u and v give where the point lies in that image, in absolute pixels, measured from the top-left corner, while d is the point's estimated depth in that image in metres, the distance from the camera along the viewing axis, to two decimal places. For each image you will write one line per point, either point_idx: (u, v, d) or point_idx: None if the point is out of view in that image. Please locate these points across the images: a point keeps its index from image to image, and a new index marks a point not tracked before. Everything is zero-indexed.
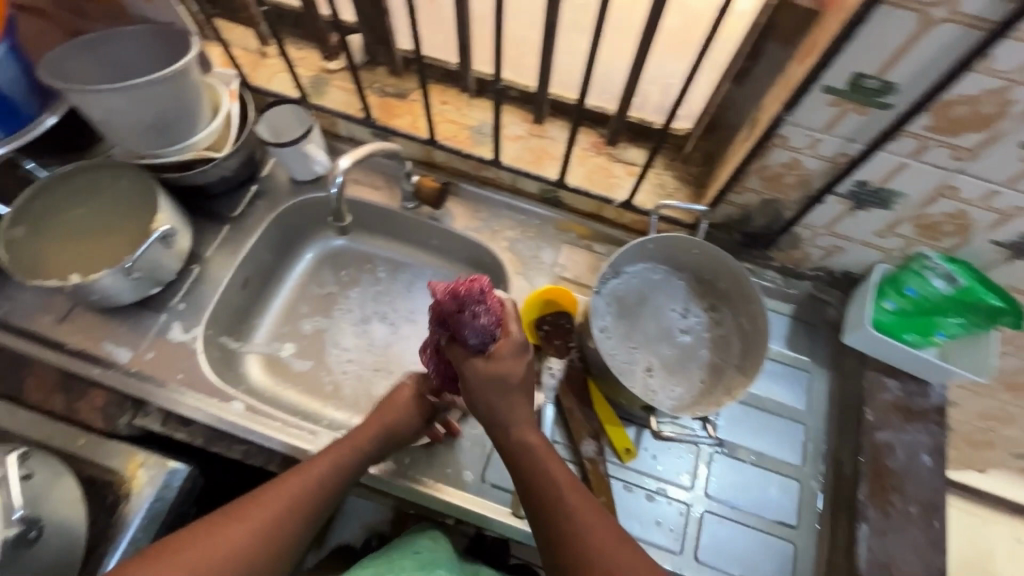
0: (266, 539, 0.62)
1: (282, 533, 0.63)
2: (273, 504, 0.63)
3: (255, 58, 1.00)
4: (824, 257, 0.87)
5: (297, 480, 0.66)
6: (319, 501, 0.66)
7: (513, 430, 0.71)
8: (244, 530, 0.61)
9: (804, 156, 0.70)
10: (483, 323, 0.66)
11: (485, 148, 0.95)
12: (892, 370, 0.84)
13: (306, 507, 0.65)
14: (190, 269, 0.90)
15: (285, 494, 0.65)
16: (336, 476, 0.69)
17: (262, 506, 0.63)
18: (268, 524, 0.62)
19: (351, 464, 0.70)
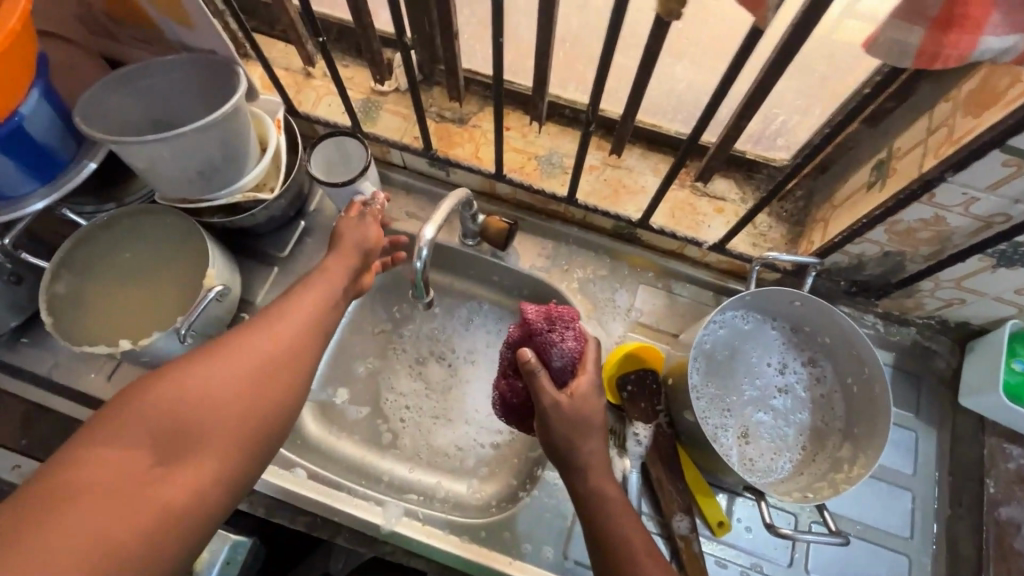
0: (277, 365, 0.56)
1: (290, 354, 0.57)
2: (276, 330, 0.58)
3: (300, 78, 0.91)
4: (941, 308, 0.78)
5: (290, 312, 0.61)
6: (317, 332, 0.61)
7: (592, 478, 0.62)
8: (251, 351, 0.55)
9: (951, 213, 0.60)
10: (564, 347, 0.67)
11: (555, 180, 0.86)
12: (1013, 434, 0.77)
13: (307, 330, 0.60)
14: (239, 318, 0.84)
15: (283, 321, 0.59)
16: (323, 302, 0.64)
17: (266, 330, 0.58)
18: (275, 344, 0.57)
19: (335, 293, 0.66)
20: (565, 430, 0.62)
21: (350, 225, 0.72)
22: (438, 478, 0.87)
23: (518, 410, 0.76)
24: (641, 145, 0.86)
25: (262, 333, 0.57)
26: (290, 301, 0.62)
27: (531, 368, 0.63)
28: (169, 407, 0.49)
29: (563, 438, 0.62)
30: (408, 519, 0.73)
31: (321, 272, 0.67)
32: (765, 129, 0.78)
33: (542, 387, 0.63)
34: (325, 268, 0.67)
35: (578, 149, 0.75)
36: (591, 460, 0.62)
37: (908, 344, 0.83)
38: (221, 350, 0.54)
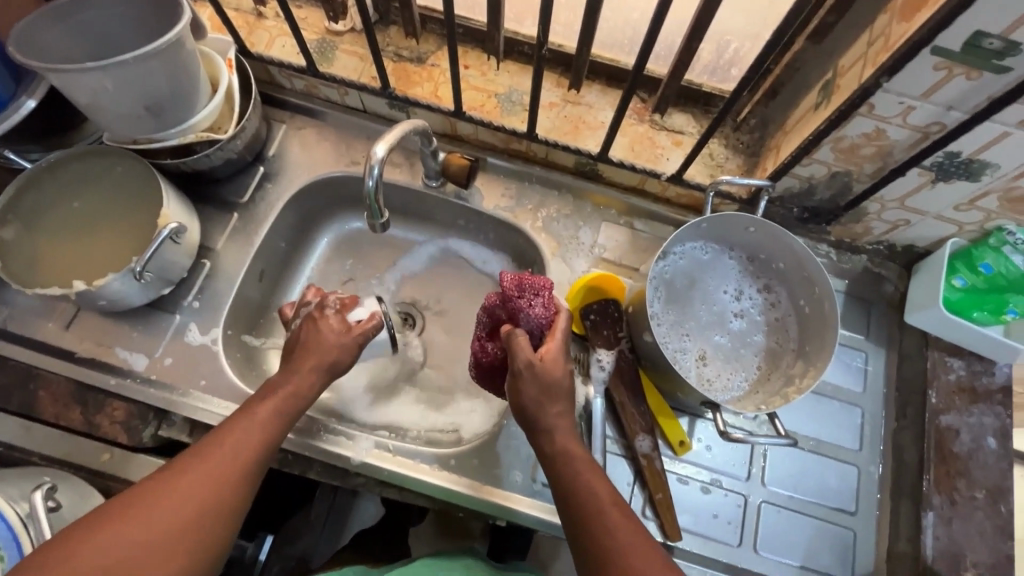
0: (214, 505, 0.55)
1: (230, 492, 0.56)
2: (218, 464, 0.56)
3: (251, 19, 0.88)
4: (888, 231, 0.81)
5: (237, 435, 0.58)
6: (265, 457, 0.59)
7: (558, 439, 0.62)
8: (184, 497, 0.53)
9: (890, 125, 0.62)
10: (537, 313, 0.66)
11: (516, 118, 0.85)
12: (956, 349, 0.80)
13: (253, 461, 0.58)
14: (200, 264, 0.83)
15: (226, 451, 0.57)
16: (277, 422, 0.61)
17: (209, 463, 0.56)
18: (213, 482, 0.55)
19: (295, 409, 0.64)
20: (538, 393, 0.62)
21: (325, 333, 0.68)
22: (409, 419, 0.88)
23: (490, 373, 0.75)
24: (600, 81, 0.86)
25: (203, 466, 0.55)
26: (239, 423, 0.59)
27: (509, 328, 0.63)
28: (97, 561, 0.49)
29: (533, 399, 0.62)
30: (377, 451, 0.74)
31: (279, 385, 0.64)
32: (719, 59, 0.78)
33: (518, 348, 0.62)
34: (286, 382, 0.64)
35: (535, 80, 0.75)
36: (555, 424, 0.62)
37: (860, 271, 0.86)
38: (159, 490, 0.53)
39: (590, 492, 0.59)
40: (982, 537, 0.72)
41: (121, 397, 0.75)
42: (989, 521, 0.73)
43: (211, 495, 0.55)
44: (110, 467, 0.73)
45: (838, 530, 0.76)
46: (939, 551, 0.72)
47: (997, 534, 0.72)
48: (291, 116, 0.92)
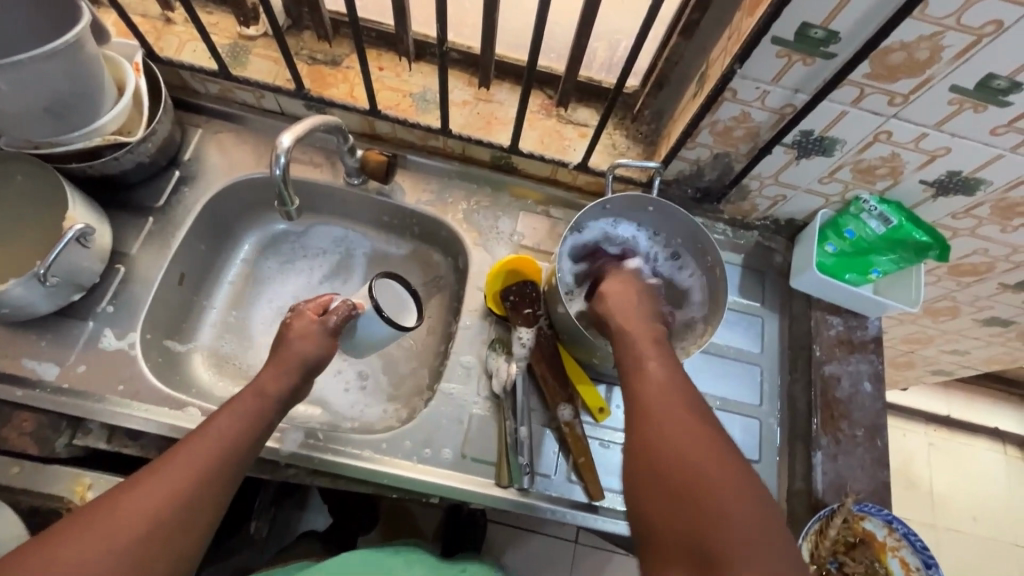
0: (189, 505, 0.56)
1: (195, 495, 0.57)
2: (183, 468, 0.57)
3: (159, 25, 0.88)
4: (771, 207, 0.90)
5: (203, 441, 0.60)
6: (230, 461, 0.61)
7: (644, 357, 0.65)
8: (147, 500, 0.54)
9: (753, 108, 0.71)
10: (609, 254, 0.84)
11: (431, 116, 0.89)
12: (835, 308, 0.91)
13: (218, 465, 0.59)
14: (114, 270, 0.81)
15: (206, 446, 0.60)
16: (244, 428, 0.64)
17: (176, 468, 0.57)
18: (191, 476, 0.57)
19: (261, 413, 0.66)
20: (621, 306, 0.72)
21: (302, 325, 0.75)
22: (340, 412, 0.90)
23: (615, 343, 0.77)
24: (509, 80, 0.92)
25: (169, 471, 0.57)
26: (206, 430, 0.61)
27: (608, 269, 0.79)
28: (54, 571, 0.49)
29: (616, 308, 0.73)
30: (309, 441, 0.76)
31: (247, 394, 0.67)
32: (612, 56, 0.86)
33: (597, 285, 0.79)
34: (253, 388, 0.68)
35: (443, 77, 0.79)
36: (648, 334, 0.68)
37: (752, 245, 0.96)
38: (125, 497, 0.54)
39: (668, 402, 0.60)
40: (863, 469, 0.82)
41: (30, 407, 0.73)
42: (868, 455, 0.82)
43: (190, 494, 0.56)
44: (20, 480, 0.70)
45: None
46: (828, 485, 0.80)
47: (875, 465, 0.82)
48: (207, 120, 0.92)
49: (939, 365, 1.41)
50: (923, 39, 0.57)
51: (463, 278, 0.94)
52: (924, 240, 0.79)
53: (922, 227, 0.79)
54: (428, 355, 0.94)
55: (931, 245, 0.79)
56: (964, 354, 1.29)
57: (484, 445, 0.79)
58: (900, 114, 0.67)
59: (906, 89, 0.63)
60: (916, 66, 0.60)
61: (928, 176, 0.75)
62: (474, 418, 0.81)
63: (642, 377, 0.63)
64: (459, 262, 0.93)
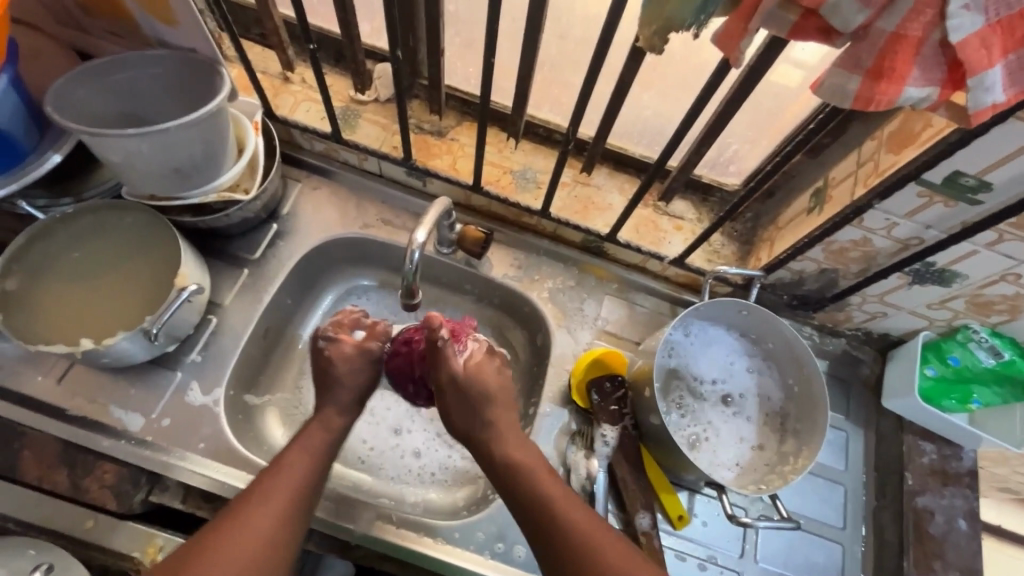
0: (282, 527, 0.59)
1: (285, 530, 0.59)
2: (265, 505, 0.59)
3: (277, 83, 0.91)
4: (867, 320, 0.87)
5: (284, 474, 0.62)
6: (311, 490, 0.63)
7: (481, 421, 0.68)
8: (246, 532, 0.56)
9: (876, 236, 0.70)
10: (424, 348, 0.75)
11: (530, 195, 0.90)
12: (928, 433, 0.87)
13: (299, 498, 0.61)
14: (207, 320, 0.82)
15: (288, 473, 0.62)
16: (317, 461, 0.65)
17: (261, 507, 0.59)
18: (280, 500, 0.60)
19: (329, 448, 0.67)
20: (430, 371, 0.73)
21: (345, 353, 0.72)
22: (405, 482, 0.88)
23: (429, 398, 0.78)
24: (609, 165, 0.92)
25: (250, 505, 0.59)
26: (283, 465, 0.63)
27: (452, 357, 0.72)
28: None
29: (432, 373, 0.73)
30: (382, 523, 0.74)
31: (314, 427, 0.68)
32: (719, 156, 0.86)
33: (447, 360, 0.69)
34: (319, 422, 0.68)
35: (556, 165, 0.79)
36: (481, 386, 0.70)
37: (840, 353, 0.93)
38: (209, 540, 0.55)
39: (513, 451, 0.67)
40: None
41: (112, 459, 0.72)
42: None
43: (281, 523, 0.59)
44: (95, 535, 0.69)
45: None
46: None
47: None
48: (307, 175, 0.94)
49: (1008, 482, 1.33)
50: None
51: (541, 356, 0.92)
52: None
53: None
54: None
55: None
56: None
57: None
58: None
59: None
60: None
61: None
62: None
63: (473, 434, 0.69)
64: (539, 341, 0.92)
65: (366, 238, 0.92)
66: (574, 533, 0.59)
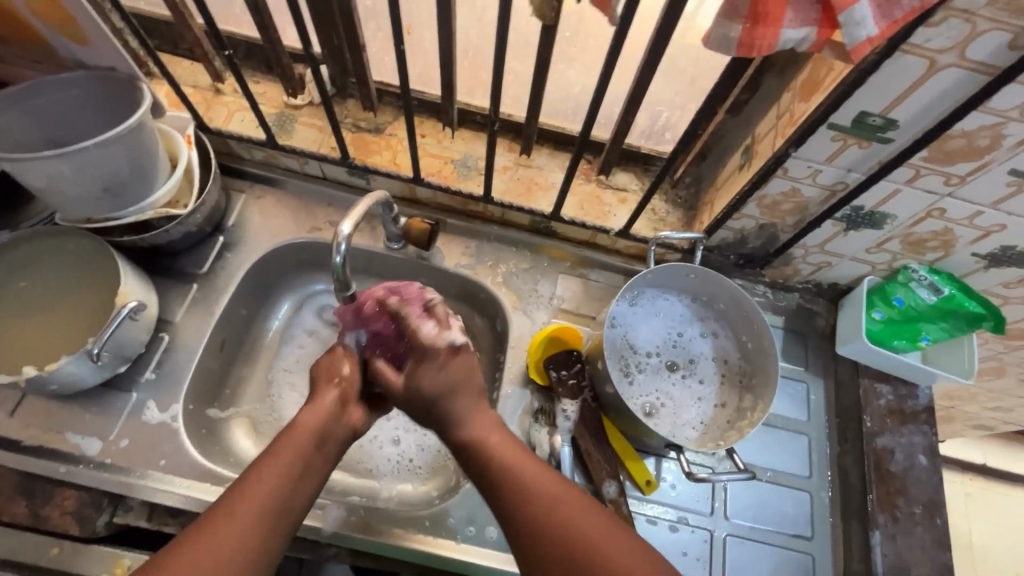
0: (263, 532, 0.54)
1: (265, 530, 0.54)
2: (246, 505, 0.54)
3: (209, 95, 0.91)
4: (814, 272, 0.89)
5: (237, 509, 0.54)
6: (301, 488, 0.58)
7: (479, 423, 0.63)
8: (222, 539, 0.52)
9: (803, 185, 0.71)
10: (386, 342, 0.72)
11: (472, 182, 0.90)
12: (883, 375, 0.89)
13: (259, 532, 0.54)
14: (158, 338, 0.81)
15: (275, 471, 0.57)
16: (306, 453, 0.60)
17: (215, 541, 0.51)
18: (264, 501, 0.55)
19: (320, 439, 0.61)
20: (455, 370, 0.64)
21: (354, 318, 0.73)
22: (382, 474, 0.89)
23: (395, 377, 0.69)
24: (549, 145, 0.92)
25: (197, 547, 0.51)
26: (267, 462, 0.58)
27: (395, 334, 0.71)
28: None
29: (454, 375, 0.63)
30: (351, 519, 0.75)
31: (303, 422, 0.62)
32: (652, 124, 0.87)
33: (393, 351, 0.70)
34: (304, 413, 0.62)
35: (488, 149, 0.80)
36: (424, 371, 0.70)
37: (794, 307, 0.94)
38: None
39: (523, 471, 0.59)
40: (924, 549, 0.79)
41: (72, 484, 0.72)
42: (928, 533, 0.80)
43: (262, 529, 0.54)
44: (60, 562, 0.70)
45: (796, 554, 0.81)
46: (888, 567, 0.78)
47: (936, 545, 0.79)
48: (250, 185, 0.94)
49: (979, 418, 1.36)
50: (984, 128, 0.57)
51: (502, 341, 0.93)
52: (978, 312, 0.77)
53: (976, 297, 0.77)
54: None
55: (984, 316, 0.77)
56: (1007, 411, 1.25)
57: None
58: (956, 193, 0.66)
59: (963, 172, 0.63)
60: (975, 151, 0.60)
61: (981, 249, 0.74)
62: None
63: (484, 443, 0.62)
64: (498, 327, 0.92)
65: (313, 240, 0.92)
66: (588, 541, 0.54)
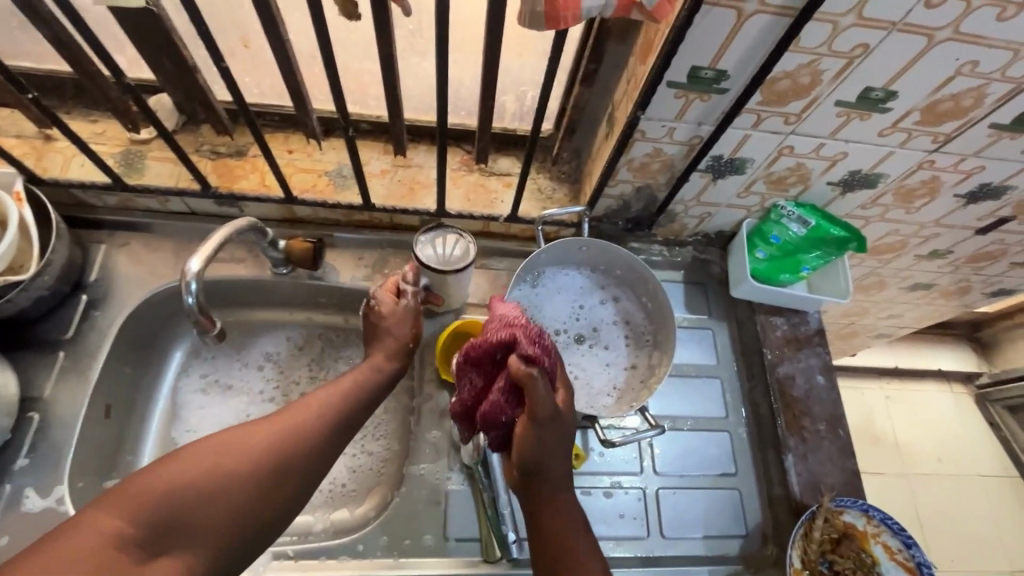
0: (328, 432, 0.60)
1: (328, 433, 0.60)
2: (320, 407, 0.61)
3: (39, 144, 0.83)
4: (699, 224, 0.93)
5: (298, 414, 0.60)
6: (363, 409, 0.65)
7: (555, 486, 0.61)
8: (294, 423, 0.59)
9: (663, 144, 0.74)
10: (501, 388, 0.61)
11: (350, 192, 0.86)
12: (777, 308, 0.94)
13: (323, 433, 0.60)
14: (27, 419, 0.74)
15: (341, 388, 0.65)
16: (367, 392, 0.66)
17: (289, 421, 0.59)
18: (334, 411, 0.62)
19: (386, 381, 0.69)
20: (546, 443, 0.59)
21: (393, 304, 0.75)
22: (314, 505, 0.86)
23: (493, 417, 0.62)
24: (425, 141, 0.91)
25: (216, 453, 0.53)
26: (337, 383, 0.65)
27: (524, 380, 0.58)
28: (223, 465, 0.53)
29: (541, 454, 0.60)
30: (279, 562, 0.72)
31: (376, 359, 0.70)
32: (521, 105, 0.87)
33: (532, 393, 0.58)
34: (376, 362, 0.69)
35: (353, 156, 0.77)
36: (546, 413, 0.58)
37: (689, 260, 0.98)
38: (203, 445, 0.54)
39: (555, 533, 0.60)
40: (832, 461, 0.85)
41: None
42: (834, 446, 0.86)
43: (329, 437, 0.60)
44: None
45: (725, 492, 0.85)
46: (803, 485, 0.83)
47: (842, 455, 0.86)
48: (110, 234, 0.86)
49: (878, 329, 1.48)
50: (803, 67, 0.61)
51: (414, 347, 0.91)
52: (842, 235, 0.82)
53: (838, 222, 0.83)
54: (401, 425, 0.91)
55: (849, 238, 0.82)
56: (898, 316, 1.37)
57: (467, 522, 0.77)
58: (797, 130, 0.70)
59: (797, 109, 0.67)
60: (801, 89, 0.64)
61: (833, 177, 0.79)
62: (451, 494, 0.78)
63: (557, 497, 0.62)
64: None
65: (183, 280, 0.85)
66: None
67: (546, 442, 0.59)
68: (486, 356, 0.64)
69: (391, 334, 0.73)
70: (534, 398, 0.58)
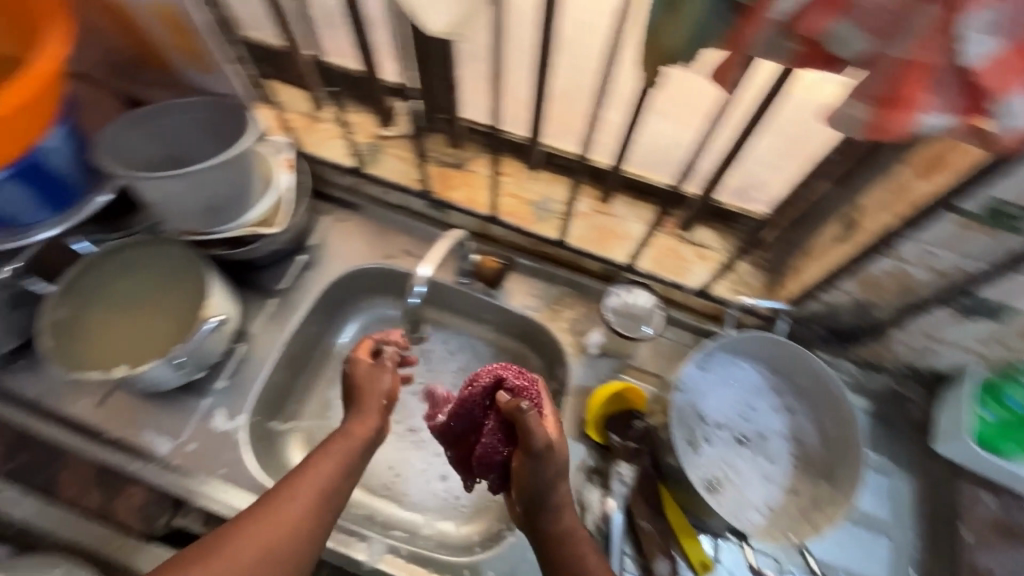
0: (317, 515, 0.62)
1: (316, 514, 0.62)
2: (312, 489, 0.62)
3: (309, 120, 0.96)
4: (913, 355, 0.79)
5: (295, 499, 0.61)
6: (346, 483, 0.65)
7: (562, 514, 0.65)
8: (291, 509, 0.61)
9: (911, 267, 0.65)
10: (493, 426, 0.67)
11: (548, 226, 0.90)
12: (988, 482, 0.79)
13: (314, 515, 0.62)
14: (235, 348, 0.85)
15: (334, 463, 0.65)
16: (347, 466, 0.66)
17: (285, 504, 0.61)
18: (322, 489, 0.63)
19: (370, 442, 0.69)
20: (538, 472, 0.63)
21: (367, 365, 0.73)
22: (428, 508, 0.88)
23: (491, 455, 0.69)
24: (628, 193, 0.89)
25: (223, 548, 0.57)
26: (315, 461, 0.65)
27: (512, 413, 0.63)
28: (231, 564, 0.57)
29: (541, 484, 0.63)
30: (392, 557, 0.76)
31: (351, 427, 0.68)
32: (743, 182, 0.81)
33: (523, 425, 0.62)
34: (342, 430, 0.68)
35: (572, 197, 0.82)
36: (541, 446, 0.61)
37: (885, 391, 0.85)
38: (203, 565, 0.56)
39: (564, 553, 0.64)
40: None
41: (139, 482, 0.78)
42: None
43: (319, 518, 0.62)
44: (119, 554, 0.74)
45: None
46: None
47: None
48: (334, 208, 0.97)
49: None
50: None
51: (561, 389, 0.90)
52: None
53: None
54: None
55: None
56: None
57: None
58: None
59: None
60: None
61: None
62: None
63: (567, 530, 0.65)
64: (557, 371, 0.89)
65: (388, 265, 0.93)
66: None
67: (546, 467, 0.62)
68: (474, 403, 0.69)
69: (368, 389, 0.71)
70: (526, 431, 0.61)
